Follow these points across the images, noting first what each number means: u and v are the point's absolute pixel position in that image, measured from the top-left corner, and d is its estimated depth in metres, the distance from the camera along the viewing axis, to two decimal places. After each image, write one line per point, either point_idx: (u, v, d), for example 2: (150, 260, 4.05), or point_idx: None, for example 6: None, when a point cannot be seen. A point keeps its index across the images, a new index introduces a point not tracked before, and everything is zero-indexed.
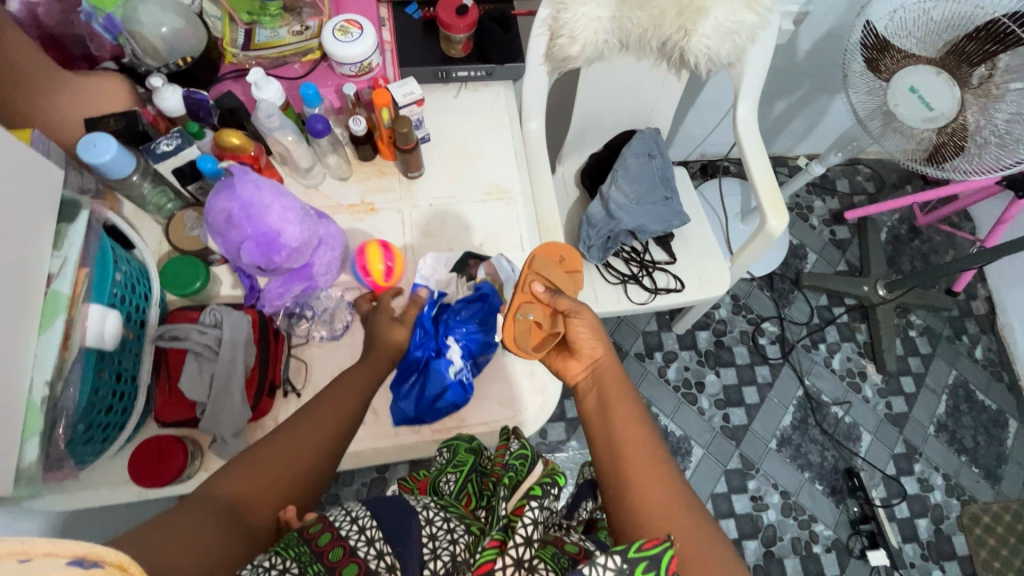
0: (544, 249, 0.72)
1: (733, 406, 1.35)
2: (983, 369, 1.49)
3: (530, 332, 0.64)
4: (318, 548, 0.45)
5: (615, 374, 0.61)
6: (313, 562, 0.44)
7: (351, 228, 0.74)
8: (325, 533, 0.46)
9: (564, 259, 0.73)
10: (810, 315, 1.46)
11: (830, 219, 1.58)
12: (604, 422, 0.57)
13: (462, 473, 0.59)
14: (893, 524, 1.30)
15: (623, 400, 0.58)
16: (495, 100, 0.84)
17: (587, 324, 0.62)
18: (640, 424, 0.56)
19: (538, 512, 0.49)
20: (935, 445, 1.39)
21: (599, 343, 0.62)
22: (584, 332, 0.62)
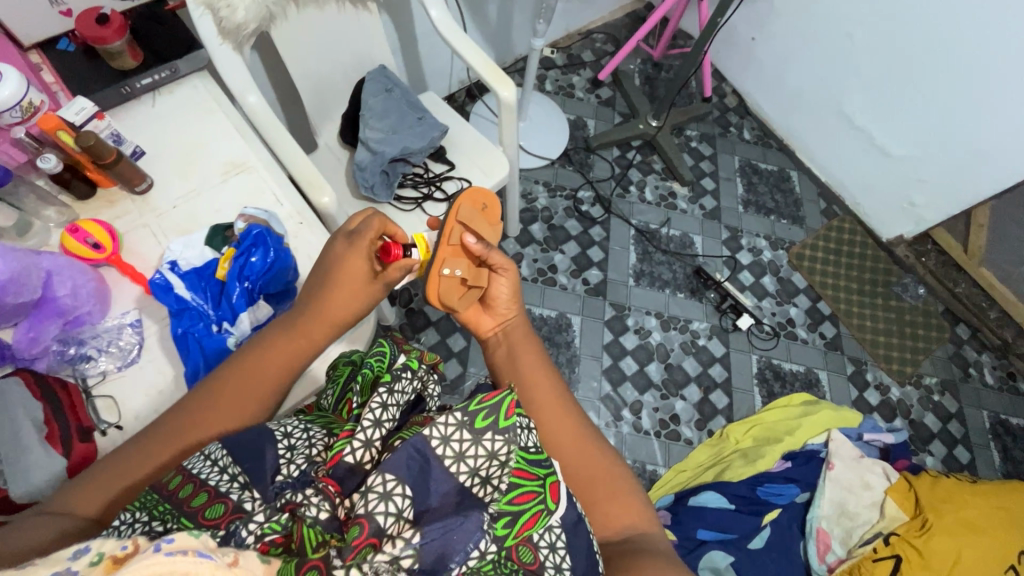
0: (470, 201, 0.82)
1: (587, 269, 1.49)
2: (755, 145, 1.76)
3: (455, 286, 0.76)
4: (168, 491, 0.50)
5: (519, 327, 0.78)
6: (162, 501, 0.49)
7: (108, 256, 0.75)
8: (177, 477, 0.51)
9: (491, 213, 0.84)
10: (611, 168, 1.63)
11: (591, 86, 1.76)
12: (509, 365, 0.73)
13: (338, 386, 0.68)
14: (747, 291, 1.52)
15: (526, 351, 0.74)
16: (196, 92, 0.85)
17: (507, 284, 0.77)
18: (543, 370, 0.72)
19: (388, 396, 0.56)
20: (748, 218, 1.63)
21: (513, 305, 0.78)
22: (504, 290, 0.77)
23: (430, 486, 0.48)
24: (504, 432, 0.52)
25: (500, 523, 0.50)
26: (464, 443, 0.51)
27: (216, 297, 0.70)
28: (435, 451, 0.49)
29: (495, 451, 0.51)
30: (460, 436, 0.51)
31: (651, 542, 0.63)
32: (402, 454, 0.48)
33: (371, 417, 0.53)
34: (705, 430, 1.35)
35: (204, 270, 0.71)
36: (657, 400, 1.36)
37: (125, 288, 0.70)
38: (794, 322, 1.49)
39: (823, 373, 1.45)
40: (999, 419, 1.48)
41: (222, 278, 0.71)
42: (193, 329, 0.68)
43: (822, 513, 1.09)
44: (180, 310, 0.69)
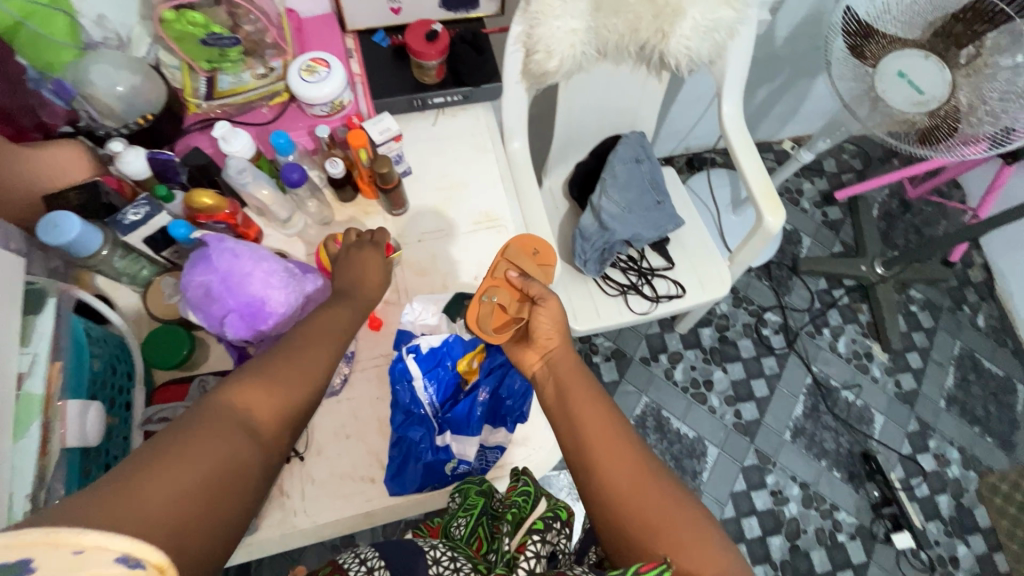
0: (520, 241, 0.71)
1: (743, 401, 1.33)
2: (987, 337, 1.48)
3: (493, 315, 0.64)
4: None
5: (570, 361, 0.59)
6: None
7: None
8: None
9: (539, 251, 0.71)
10: (810, 300, 1.45)
11: (821, 200, 1.56)
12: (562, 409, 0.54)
13: (472, 516, 0.56)
14: (914, 503, 1.29)
15: (580, 386, 0.55)
16: (476, 124, 0.81)
17: (552, 313, 0.60)
18: (603, 403, 0.53)
19: (541, 546, 0.48)
20: (947, 418, 1.38)
21: (558, 334, 0.60)
22: (542, 318, 0.60)
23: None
24: None
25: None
26: None
27: (449, 398, 0.66)
28: None
29: None
30: None
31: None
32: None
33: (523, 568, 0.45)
34: None
35: (444, 355, 0.65)
36: None
37: None
38: (957, 564, 1.25)
39: None
40: None
41: (461, 373, 0.66)
42: (416, 431, 0.62)
43: None
44: (410, 399, 0.64)
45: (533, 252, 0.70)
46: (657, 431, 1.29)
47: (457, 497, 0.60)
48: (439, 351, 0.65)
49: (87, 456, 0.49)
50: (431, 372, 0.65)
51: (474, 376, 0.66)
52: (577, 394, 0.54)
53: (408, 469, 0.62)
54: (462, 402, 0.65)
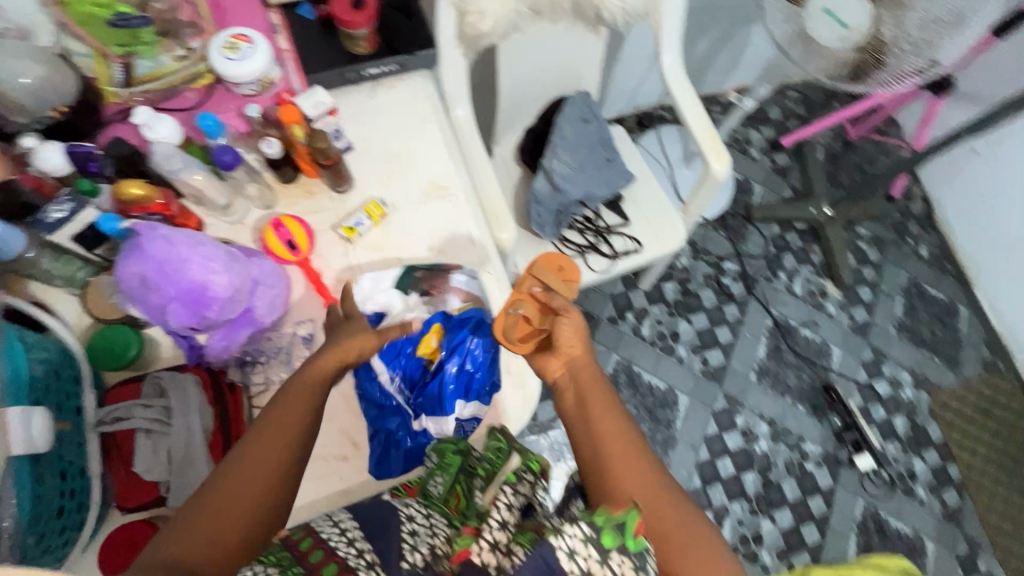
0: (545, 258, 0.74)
1: (709, 348, 1.38)
2: (930, 265, 1.56)
3: (518, 326, 0.67)
4: (299, 552, 0.44)
5: (592, 372, 0.61)
6: (292, 565, 0.43)
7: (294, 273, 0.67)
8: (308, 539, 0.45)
9: (564, 267, 0.74)
10: (765, 246, 1.49)
11: (769, 148, 1.60)
12: (583, 417, 0.58)
13: (450, 474, 0.56)
14: (873, 427, 1.37)
15: (600, 398, 0.59)
16: (415, 92, 0.79)
17: (573, 324, 0.63)
18: (620, 418, 0.57)
19: (513, 497, 0.48)
20: (899, 345, 1.46)
21: (580, 343, 0.63)
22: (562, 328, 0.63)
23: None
24: (634, 558, 0.41)
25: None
26: (590, 562, 0.39)
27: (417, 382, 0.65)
28: (562, 564, 0.39)
29: None
30: (587, 552, 0.40)
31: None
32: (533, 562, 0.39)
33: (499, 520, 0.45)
34: (785, 562, 1.24)
35: (402, 343, 0.65)
36: (745, 513, 1.26)
37: (304, 296, 0.66)
38: (915, 477, 1.34)
39: (931, 543, 1.30)
40: None
41: (424, 356, 0.66)
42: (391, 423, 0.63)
43: None
44: (378, 392, 0.64)
45: (557, 267, 0.73)
46: (629, 386, 1.32)
47: (432, 456, 0.59)
48: (398, 342, 0.65)
49: (37, 464, 0.48)
50: (396, 363, 0.65)
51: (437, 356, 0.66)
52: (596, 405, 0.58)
53: (391, 455, 0.63)
54: (429, 385, 0.65)
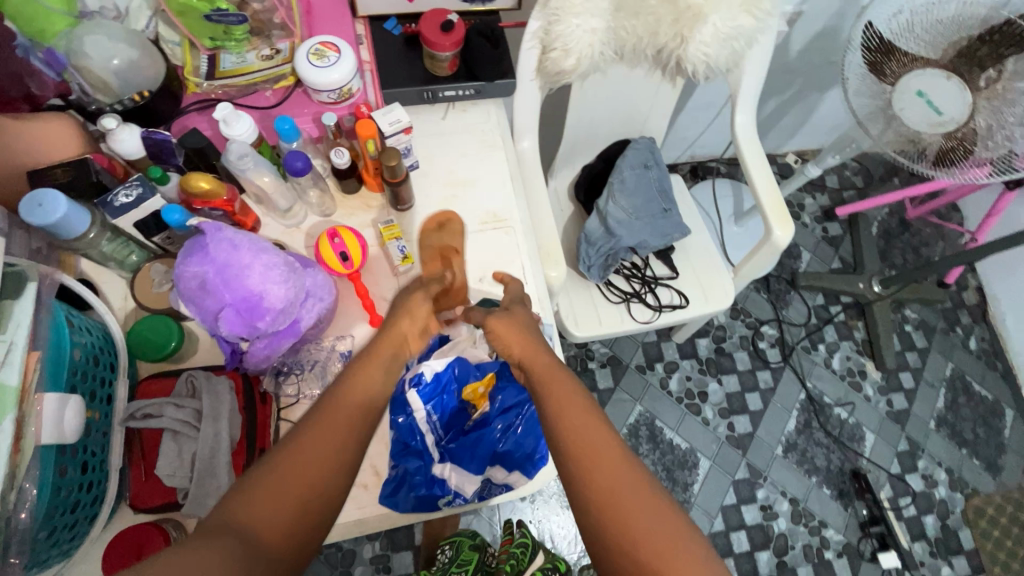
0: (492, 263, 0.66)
1: (737, 413, 1.33)
2: (978, 360, 1.48)
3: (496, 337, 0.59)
4: None
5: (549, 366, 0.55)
6: None
7: (343, 286, 0.65)
8: None
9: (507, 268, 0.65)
10: (807, 315, 1.44)
11: (822, 216, 1.56)
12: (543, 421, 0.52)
13: None
14: (901, 523, 1.29)
15: (560, 399, 0.52)
16: (486, 120, 0.79)
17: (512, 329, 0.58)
18: (583, 412, 0.51)
19: None
20: (936, 439, 1.38)
21: (526, 342, 0.57)
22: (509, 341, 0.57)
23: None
24: None
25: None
26: None
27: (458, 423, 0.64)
28: None
29: None
30: None
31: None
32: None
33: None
34: None
35: (449, 385, 0.64)
36: None
37: (348, 312, 0.64)
38: None
39: None
40: None
41: (471, 402, 0.65)
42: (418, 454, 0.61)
43: None
44: (408, 429, 0.62)
45: None
46: (649, 441, 1.28)
47: None
48: (444, 377, 0.63)
49: (63, 455, 0.46)
50: (437, 402, 0.63)
51: (482, 404, 0.65)
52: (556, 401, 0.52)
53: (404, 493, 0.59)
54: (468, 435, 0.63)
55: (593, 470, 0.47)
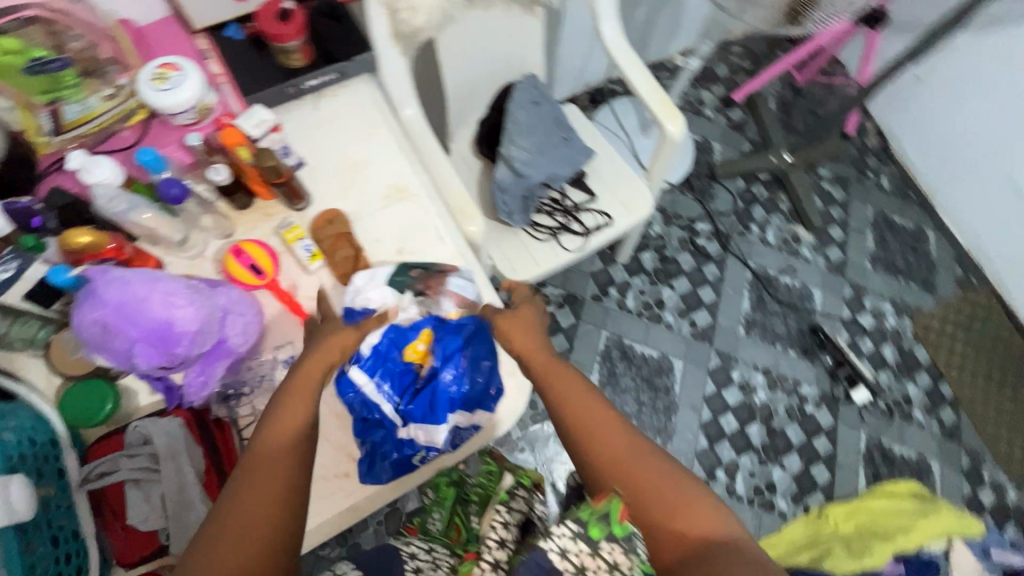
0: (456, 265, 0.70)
1: (695, 310, 1.39)
2: (893, 195, 1.59)
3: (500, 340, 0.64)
4: None
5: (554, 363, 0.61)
6: None
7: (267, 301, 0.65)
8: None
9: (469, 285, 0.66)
10: (734, 201, 1.51)
11: (722, 105, 1.62)
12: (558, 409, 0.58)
13: (446, 509, 0.70)
14: (864, 359, 1.40)
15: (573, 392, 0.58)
16: (361, 97, 0.78)
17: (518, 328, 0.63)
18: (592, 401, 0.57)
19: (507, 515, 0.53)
20: (875, 277, 1.49)
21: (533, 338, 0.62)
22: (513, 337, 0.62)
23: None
24: (621, 542, 0.43)
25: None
26: (581, 556, 0.42)
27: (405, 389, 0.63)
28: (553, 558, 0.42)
29: (614, 564, 0.43)
30: (576, 545, 0.42)
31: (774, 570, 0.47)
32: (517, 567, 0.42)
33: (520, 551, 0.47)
34: (801, 504, 1.26)
35: (389, 352, 0.63)
36: (755, 464, 1.28)
37: (280, 321, 0.64)
38: (911, 402, 1.38)
39: (935, 462, 1.34)
40: None
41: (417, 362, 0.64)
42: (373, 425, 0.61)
43: None
44: (363, 403, 0.62)
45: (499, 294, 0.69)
46: (623, 360, 1.33)
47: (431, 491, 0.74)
48: (381, 347, 0.63)
49: (25, 534, 0.46)
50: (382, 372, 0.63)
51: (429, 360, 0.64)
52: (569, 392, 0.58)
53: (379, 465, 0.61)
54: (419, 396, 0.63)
55: (609, 448, 0.54)
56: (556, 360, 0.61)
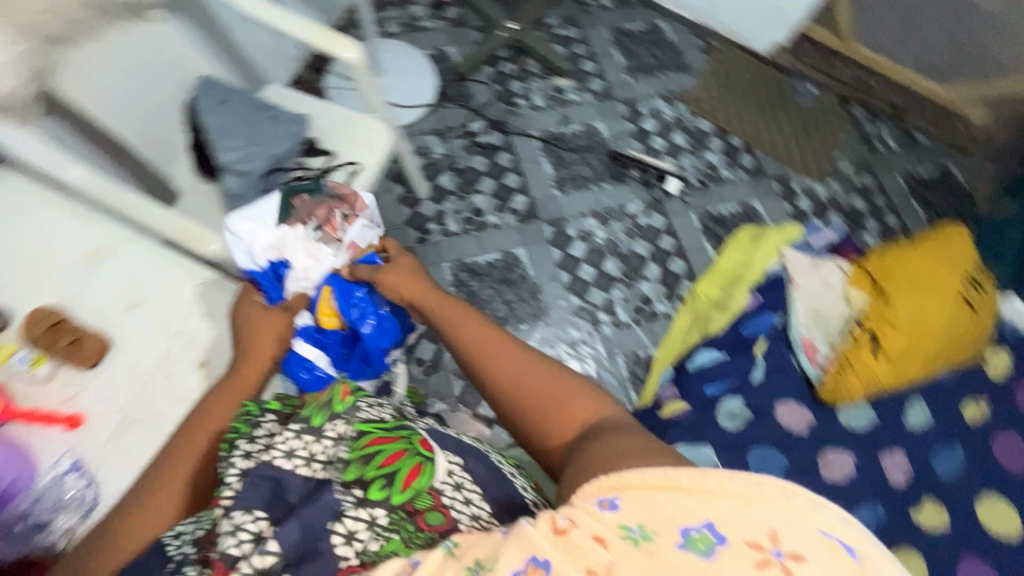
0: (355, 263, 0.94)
1: (510, 198, 1.45)
2: (618, 8, 1.69)
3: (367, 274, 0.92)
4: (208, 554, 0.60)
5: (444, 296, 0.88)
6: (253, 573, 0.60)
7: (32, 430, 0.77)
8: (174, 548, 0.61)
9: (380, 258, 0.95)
10: (491, 89, 1.55)
11: (435, 10, 1.63)
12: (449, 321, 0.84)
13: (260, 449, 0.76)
14: (664, 156, 1.54)
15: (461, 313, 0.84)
16: (33, 203, 0.86)
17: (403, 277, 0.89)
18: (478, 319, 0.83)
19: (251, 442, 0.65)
20: (638, 84, 1.61)
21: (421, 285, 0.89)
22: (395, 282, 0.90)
23: (320, 504, 0.57)
24: (340, 416, 0.65)
25: (376, 490, 0.59)
26: (308, 446, 0.62)
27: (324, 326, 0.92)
28: (282, 464, 0.61)
29: (334, 441, 0.63)
30: (298, 443, 0.62)
31: (634, 426, 0.66)
32: (250, 487, 0.58)
33: (276, 456, 0.61)
34: (676, 298, 1.40)
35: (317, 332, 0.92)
36: (625, 291, 1.39)
37: (47, 442, 0.77)
38: (715, 167, 1.54)
39: (756, 201, 1.52)
40: (911, 174, 1.62)
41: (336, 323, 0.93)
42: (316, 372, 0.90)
43: (802, 327, 1.16)
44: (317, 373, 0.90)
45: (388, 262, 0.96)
46: (475, 276, 1.37)
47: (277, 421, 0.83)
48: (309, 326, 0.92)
49: None
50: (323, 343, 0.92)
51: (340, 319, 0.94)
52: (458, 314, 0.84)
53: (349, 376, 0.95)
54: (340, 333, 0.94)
55: (511, 374, 0.75)
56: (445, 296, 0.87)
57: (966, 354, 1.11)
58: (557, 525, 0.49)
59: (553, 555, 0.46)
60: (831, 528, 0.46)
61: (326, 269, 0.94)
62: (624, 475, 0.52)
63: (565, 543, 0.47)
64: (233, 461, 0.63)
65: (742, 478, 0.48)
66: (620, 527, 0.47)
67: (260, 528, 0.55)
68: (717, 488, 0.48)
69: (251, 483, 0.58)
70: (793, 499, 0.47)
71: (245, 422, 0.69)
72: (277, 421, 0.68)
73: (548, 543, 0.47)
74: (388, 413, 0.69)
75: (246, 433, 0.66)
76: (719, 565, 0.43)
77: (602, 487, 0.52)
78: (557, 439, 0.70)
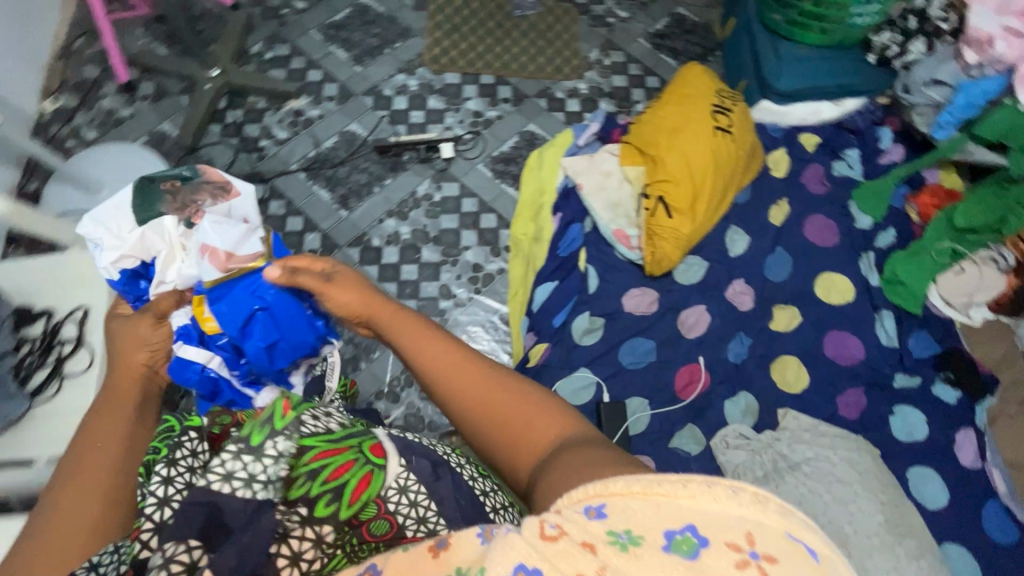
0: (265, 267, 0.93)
1: (302, 240, 1.37)
2: (314, 7, 1.65)
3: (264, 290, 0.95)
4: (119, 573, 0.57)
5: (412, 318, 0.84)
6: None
7: None
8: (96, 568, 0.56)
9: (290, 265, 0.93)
10: (228, 145, 1.46)
11: (127, 95, 1.49)
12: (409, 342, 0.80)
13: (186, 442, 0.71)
14: (427, 125, 1.53)
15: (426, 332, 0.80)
16: None
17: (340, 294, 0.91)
18: (445, 342, 0.78)
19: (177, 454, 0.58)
20: (370, 69, 1.58)
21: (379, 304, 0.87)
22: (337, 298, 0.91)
23: (263, 525, 0.52)
24: (283, 430, 0.58)
25: (324, 507, 0.59)
26: (247, 466, 0.55)
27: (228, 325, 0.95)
28: (214, 487, 0.53)
29: (274, 466, 0.56)
30: (234, 461, 0.55)
31: (601, 441, 0.61)
32: (180, 517, 0.51)
33: (211, 481, 0.53)
34: (502, 250, 1.41)
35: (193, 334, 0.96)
36: (453, 268, 1.38)
37: None
38: (479, 112, 1.54)
39: (531, 125, 1.54)
40: (651, 34, 1.72)
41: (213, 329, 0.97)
42: (202, 372, 0.97)
43: (609, 222, 1.27)
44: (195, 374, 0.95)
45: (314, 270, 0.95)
46: None
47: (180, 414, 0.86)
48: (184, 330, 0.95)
49: None
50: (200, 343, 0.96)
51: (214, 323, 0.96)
52: (420, 336, 0.79)
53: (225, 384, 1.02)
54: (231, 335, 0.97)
55: (482, 400, 0.70)
56: (411, 318, 0.83)
57: (731, 184, 1.27)
58: (545, 532, 0.40)
59: (535, 566, 0.37)
60: (803, 536, 0.38)
61: (188, 274, 0.92)
62: (608, 482, 0.43)
63: (555, 550, 0.38)
64: (153, 490, 0.55)
65: (718, 485, 0.40)
66: (606, 534, 0.39)
67: (194, 559, 0.49)
68: (692, 496, 0.40)
69: (182, 512, 0.51)
70: (765, 504, 0.39)
71: (163, 440, 0.65)
72: (199, 440, 0.60)
73: (540, 555, 0.38)
74: (335, 424, 0.71)
75: (164, 456, 0.57)
76: (705, 566, 0.36)
77: (585, 495, 0.43)
78: (522, 468, 0.66)
